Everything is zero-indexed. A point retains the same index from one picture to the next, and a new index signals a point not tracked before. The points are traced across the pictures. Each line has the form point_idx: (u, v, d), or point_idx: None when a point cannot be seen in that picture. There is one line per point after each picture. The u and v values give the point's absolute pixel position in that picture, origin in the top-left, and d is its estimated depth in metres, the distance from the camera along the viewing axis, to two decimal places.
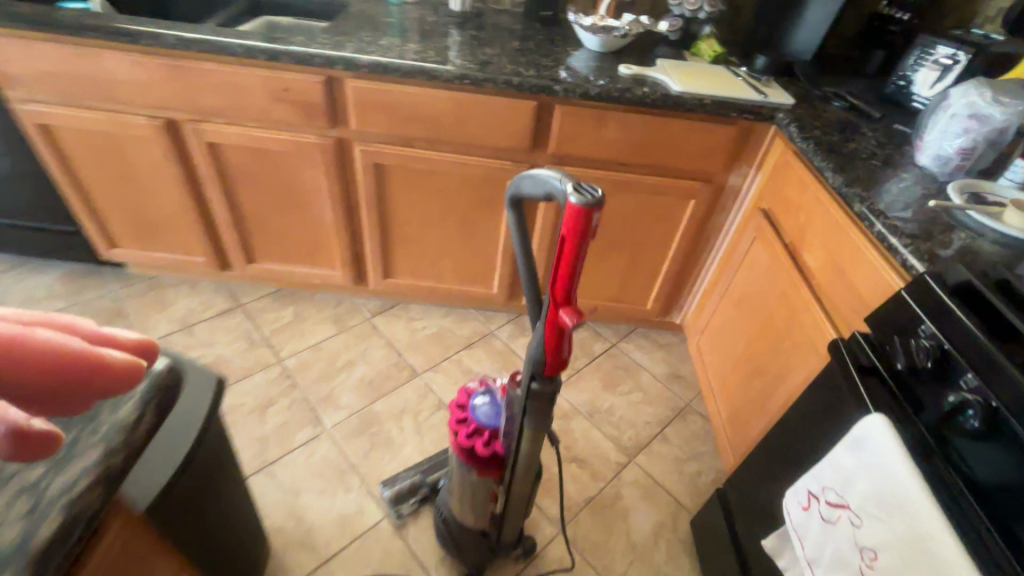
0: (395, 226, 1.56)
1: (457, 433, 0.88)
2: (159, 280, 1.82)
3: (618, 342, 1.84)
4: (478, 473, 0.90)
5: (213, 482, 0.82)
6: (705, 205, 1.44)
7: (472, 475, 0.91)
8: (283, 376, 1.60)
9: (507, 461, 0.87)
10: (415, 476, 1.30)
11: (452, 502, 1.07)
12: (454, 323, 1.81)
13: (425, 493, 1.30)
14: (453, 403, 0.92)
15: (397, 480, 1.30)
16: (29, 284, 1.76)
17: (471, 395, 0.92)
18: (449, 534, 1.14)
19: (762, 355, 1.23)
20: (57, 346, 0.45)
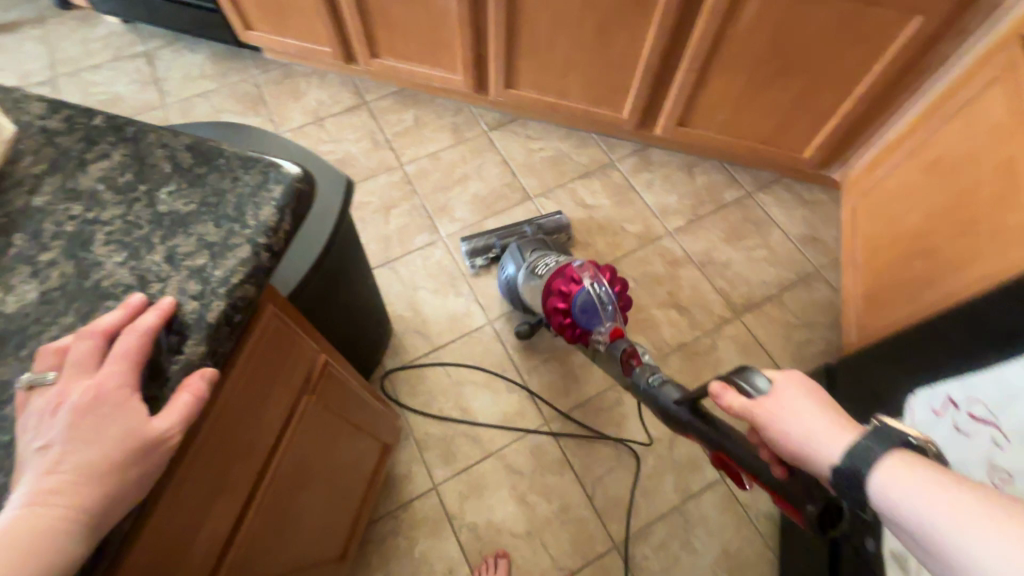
0: (524, 27, 1.36)
1: (560, 314, 1.04)
2: (292, 68, 1.83)
3: (755, 192, 1.61)
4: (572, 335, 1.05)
5: (346, 260, 0.92)
6: (937, 27, 1.08)
7: (565, 337, 1.06)
8: (404, 181, 1.63)
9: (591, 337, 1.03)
10: (491, 238, 1.44)
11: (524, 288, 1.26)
12: (573, 148, 1.68)
13: (497, 253, 1.45)
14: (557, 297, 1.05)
15: (475, 238, 1.45)
16: (185, 62, 1.87)
17: (573, 294, 1.03)
18: (512, 292, 1.34)
19: (942, 236, 1.04)
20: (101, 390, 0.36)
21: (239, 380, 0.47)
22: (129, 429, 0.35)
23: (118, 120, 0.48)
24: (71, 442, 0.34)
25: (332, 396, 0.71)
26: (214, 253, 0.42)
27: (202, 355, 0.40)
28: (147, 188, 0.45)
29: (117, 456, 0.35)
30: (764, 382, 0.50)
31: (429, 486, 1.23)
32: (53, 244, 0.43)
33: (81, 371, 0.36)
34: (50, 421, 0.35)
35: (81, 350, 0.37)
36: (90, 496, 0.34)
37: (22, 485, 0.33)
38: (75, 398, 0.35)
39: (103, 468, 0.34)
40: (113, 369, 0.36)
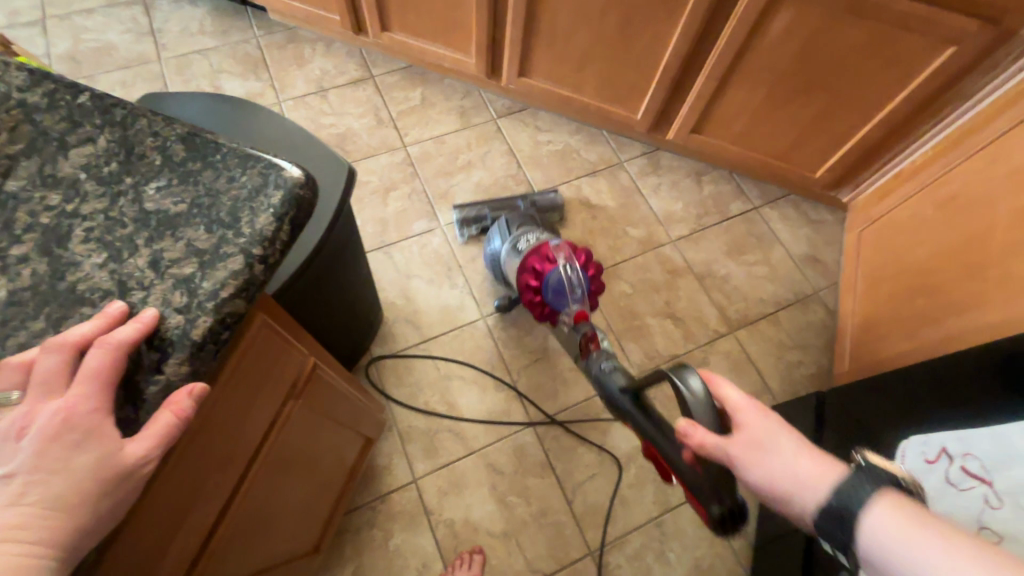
0: (544, 15, 1.31)
1: (531, 291, 1.10)
2: (298, 33, 1.75)
3: (762, 207, 1.59)
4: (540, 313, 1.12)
5: (343, 249, 0.89)
6: (969, 60, 1.05)
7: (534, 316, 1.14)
8: (406, 163, 1.58)
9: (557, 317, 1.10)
10: (483, 209, 1.45)
11: (508, 264, 1.25)
12: (581, 144, 1.64)
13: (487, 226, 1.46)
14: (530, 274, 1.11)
15: (467, 207, 1.46)
16: (184, 15, 1.78)
17: (545, 273, 1.09)
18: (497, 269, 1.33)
19: (949, 275, 1.03)
20: (70, 414, 0.33)
21: (220, 393, 0.44)
22: (101, 457, 0.33)
23: (107, 100, 0.44)
24: (36, 472, 0.32)
25: (318, 397, 0.68)
26: (204, 262, 0.39)
27: (183, 375, 0.37)
28: (133, 181, 0.41)
29: (86, 487, 0.32)
30: (697, 382, 0.55)
31: (408, 479, 1.22)
32: (25, 237, 0.39)
33: (48, 390, 0.33)
34: (14, 446, 0.32)
35: (46, 367, 0.34)
36: (56, 527, 0.31)
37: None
38: (41, 424, 0.32)
39: (72, 500, 0.32)
40: (84, 391, 0.34)
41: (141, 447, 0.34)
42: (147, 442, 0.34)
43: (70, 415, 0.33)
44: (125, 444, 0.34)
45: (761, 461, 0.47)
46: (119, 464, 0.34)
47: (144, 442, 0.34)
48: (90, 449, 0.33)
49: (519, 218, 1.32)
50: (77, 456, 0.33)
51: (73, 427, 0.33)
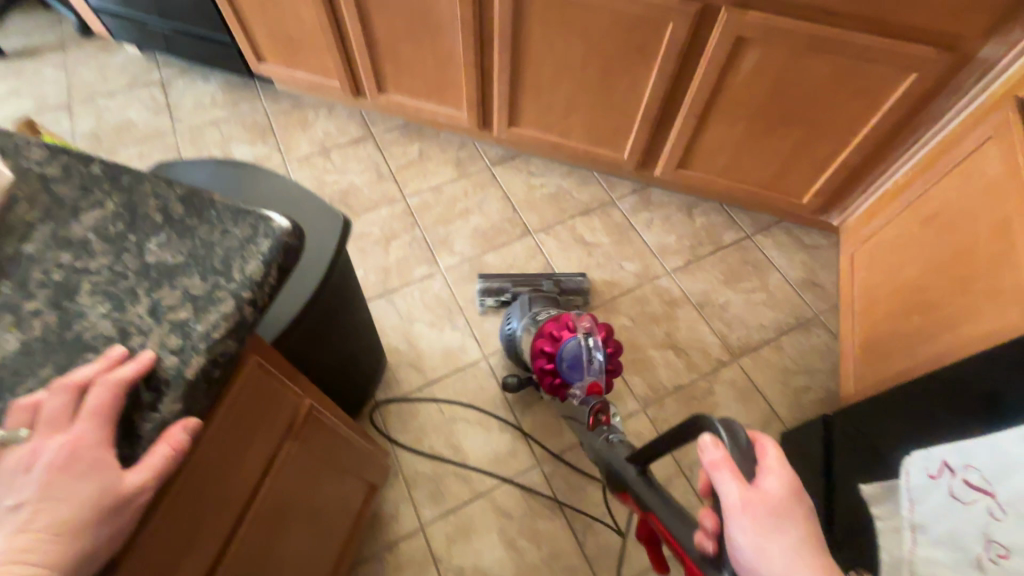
0: (528, 69, 1.40)
1: (544, 361, 1.07)
2: (302, 100, 1.87)
3: (754, 234, 1.62)
4: (549, 383, 1.08)
5: (342, 296, 0.92)
6: (932, 84, 1.10)
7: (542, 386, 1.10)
8: (406, 213, 1.64)
9: (568, 391, 1.06)
10: (506, 283, 1.46)
11: (525, 336, 1.23)
12: (573, 185, 1.70)
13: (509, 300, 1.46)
14: (546, 342, 1.08)
15: (491, 279, 1.48)
16: (198, 90, 1.92)
17: (563, 343, 1.06)
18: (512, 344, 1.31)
19: (940, 290, 1.04)
20: (75, 447, 0.35)
21: (216, 433, 0.47)
22: (103, 486, 0.35)
23: (116, 167, 0.49)
24: (43, 502, 0.34)
25: (316, 439, 0.70)
26: (198, 307, 0.42)
27: (176, 413, 0.39)
28: (137, 237, 0.46)
29: (87, 515, 0.34)
30: (741, 436, 0.46)
31: (415, 526, 1.20)
32: (38, 293, 0.43)
33: (53, 426, 0.36)
34: (21, 479, 0.34)
35: (52, 406, 0.36)
36: (61, 556, 0.33)
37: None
38: (48, 457, 0.35)
39: (74, 527, 0.34)
40: (88, 426, 0.36)
41: (140, 477, 0.36)
42: (145, 473, 0.37)
43: (75, 448, 0.35)
44: (125, 474, 0.36)
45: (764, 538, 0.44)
46: (119, 494, 0.36)
47: (142, 473, 0.37)
48: (91, 480, 0.35)
49: (543, 298, 1.32)
50: (79, 486, 0.35)
51: (76, 460, 0.35)
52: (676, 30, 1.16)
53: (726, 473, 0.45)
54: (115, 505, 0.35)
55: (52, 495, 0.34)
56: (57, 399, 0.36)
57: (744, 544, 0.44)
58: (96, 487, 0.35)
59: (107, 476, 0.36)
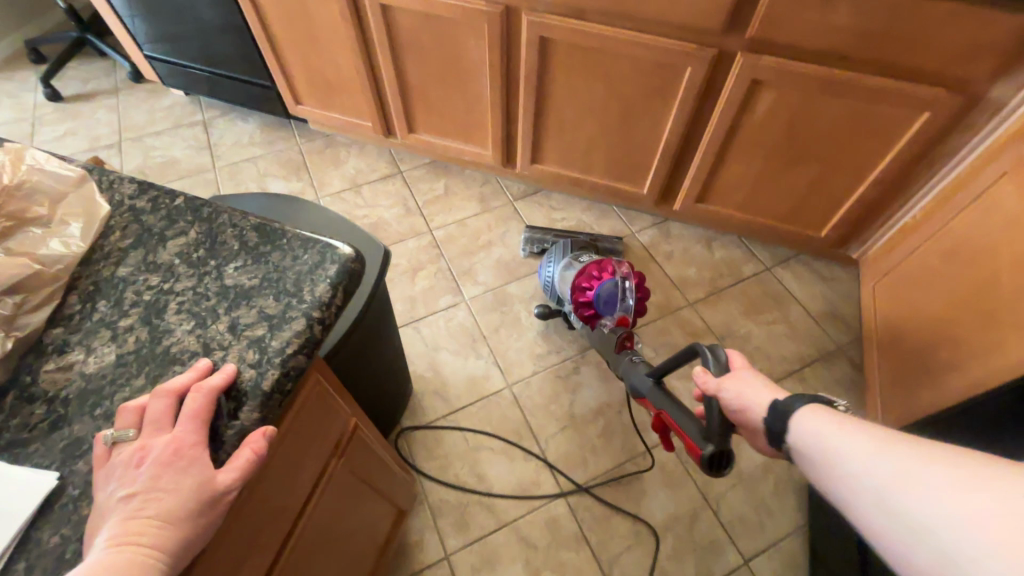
0: (552, 110, 1.47)
1: (581, 292, 1.24)
2: (335, 139, 1.98)
3: (773, 267, 1.64)
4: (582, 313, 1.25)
5: (378, 323, 0.96)
6: (945, 123, 1.14)
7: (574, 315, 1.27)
8: (432, 245, 1.71)
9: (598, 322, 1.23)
10: (549, 235, 1.64)
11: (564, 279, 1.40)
12: (594, 219, 1.75)
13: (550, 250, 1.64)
14: (585, 278, 1.24)
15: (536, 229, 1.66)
16: (237, 130, 2.04)
17: (600, 280, 1.22)
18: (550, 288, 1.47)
19: (966, 323, 1.05)
20: (177, 446, 0.40)
21: (278, 443, 0.50)
22: (200, 481, 0.39)
23: (197, 201, 0.55)
24: (150, 493, 0.38)
25: (357, 459, 0.73)
26: (272, 325, 0.46)
27: (255, 420, 0.43)
28: (217, 262, 0.50)
29: (186, 507, 0.38)
30: (722, 355, 0.72)
31: (440, 556, 1.20)
32: (131, 311, 0.47)
33: (158, 427, 0.40)
34: (131, 473, 0.38)
35: (156, 409, 0.41)
36: (165, 541, 0.37)
37: (104, 531, 0.36)
38: (156, 453, 0.39)
39: (176, 517, 0.38)
40: (187, 427, 0.40)
41: (230, 474, 0.40)
42: (234, 470, 0.40)
43: (177, 447, 0.40)
44: (217, 472, 0.40)
45: (743, 395, 0.67)
46: (213, 490, 0.39)
47: (232, 471, 0.40)
48: (189, 474, 0.39)
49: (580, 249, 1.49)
50: (180, 481, 0.39)
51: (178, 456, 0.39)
52: (694, 74, 1.23)
53: (709, 377, 0.72)
54: (210, 499, 0.39)
55: (157, 488, 0.38)
56: (161, 402, 0.41)
57: (730, 398, 0.69)
58: (193, 482, 0.39)
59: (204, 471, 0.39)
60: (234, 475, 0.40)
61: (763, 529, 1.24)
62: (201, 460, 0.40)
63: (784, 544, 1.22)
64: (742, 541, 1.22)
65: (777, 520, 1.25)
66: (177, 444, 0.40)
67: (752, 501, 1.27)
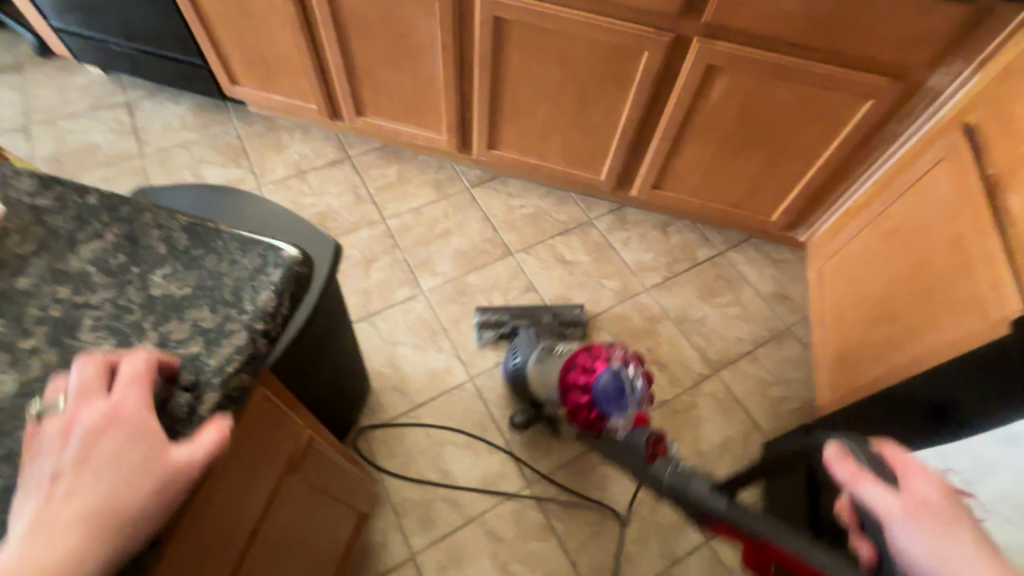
0: (508, 94, 1.43)
1: (578, 394, 0.98)
2: (276, 122, 1.85)
3: (726, 251, 1.68)
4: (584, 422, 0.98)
5: (330, 323, 0.91)
6: (886, 110, 1.19)
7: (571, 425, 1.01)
8: (386, 235, 1.63)
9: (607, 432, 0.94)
10: (505, 314, 1.45)
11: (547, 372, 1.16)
12: (552, 206, 1.73)
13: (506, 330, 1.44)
14: (576, 376, 1.00)
15: (488, 311, 1.46)
16: (166, 112, 1.87)
17: (594, 373, 0.97)
18: (516, 380, 1.27)
19: (903, 300, 1.10)
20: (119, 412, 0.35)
21: (223, 467, 0.45)
22: (147, 456, 0.34)
23: (114, 198, 0.48)
24: (85, 469, 0.33)
25: (313, 471, 0.68)
26: (209, 341, 0.41)
27: (212, 404, 0.39)
28: (140, 270, 0.44)
29: (130, 486, 0.33)
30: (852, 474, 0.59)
31: (406, 556, 1.17)
32: (36, 330, 0.41)
33: (87, 396, 0.35)
34: (63, 446, 0.34)
35: (84, 376, 0.36)
36: (100, 524, 0.32)
37: (30, 510, 0.32)
38: (86, 424, 0.34)
39: (115, 496, 0.33)
40: (130, 393, 0.36)
41: (185, 452, 0.35)
42: (192, 447, 0.36)
43: (120, 414, 0.35)
44: (170, 448, 0.35)
45: None
46: (161, 468, 0.34)
47: (187, 446, 0.36)
48: (135, 446, 0.34)
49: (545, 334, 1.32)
50: (122, 453, 0.34)
51: (121, 424, 0.35)
52: (651, 58, 1.22)
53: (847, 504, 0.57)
54: (159, 477, 0.34)
55: (95, 462, 0.33)
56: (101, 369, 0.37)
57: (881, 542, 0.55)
58: (139, 456, 0.34)
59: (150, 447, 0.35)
60: (191, 450, 0.35)
61: None
62: (149, 430, 0.35)
63: None
64: None
65: (734, 497, 1.30)
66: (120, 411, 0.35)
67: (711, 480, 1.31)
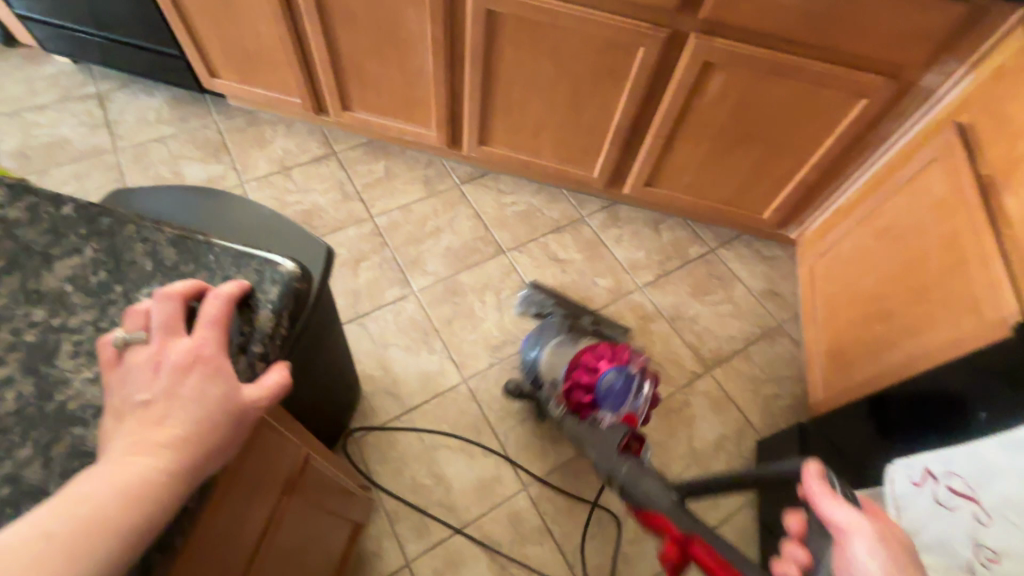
0: (500, 89, 1.40)
1: (581, 375, 1.06)
2: (258, 116, 1.78)
3: (718, 248, 1.68)
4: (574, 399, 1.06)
5: (320, 331, 0.87)
6: (880, 109, 1.19)
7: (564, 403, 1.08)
8: (374, 234, 1.59)
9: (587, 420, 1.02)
10: (551, 299, 1.48)
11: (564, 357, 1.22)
12: (544, 203, 1.71)
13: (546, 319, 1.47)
14: (590, 361, 1.07)
15: (540, 291, 1.50)
16: (140, 105, 1.79)
17: (607, 370, 1.04)
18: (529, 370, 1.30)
19: (897, 300, 1.11)
20: (198, 348, 0.37)
21: (228, 486, 0.44)
22: (225, 394, 0.37)
23: (93, 208, 0.44)
24: (171, 399, 0.35)
25: (310, 489, 0.65)
26: None
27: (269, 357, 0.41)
28: (124, 288, 0.41)
29: (211, 419, 0.36)
30: None
31: (401, 563, 1.15)
32: (7, 357, 0.37)
33: (173, 332, 0.38)
34: (149, 375, 0.36)
35: (168, 311, 0.38)
36: (184, 456, 0.34)
37: (123, 435, 0.34)
38: (174, 359, 0.36)
39: (196, 432, 0.35)
40: (206, 334, 0.38)
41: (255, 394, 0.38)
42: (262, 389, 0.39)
43: (198, 351, 0.37)
44: (243, 387, 0.38)
45: None
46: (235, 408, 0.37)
47: (260, 388, 0.39)
48: (213, 380, 0.37)
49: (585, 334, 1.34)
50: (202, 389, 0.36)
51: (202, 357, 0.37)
52: (646, 54, 1.20)
53: None
54: (235, 416, 0.37)
55: (179, 398, 0.36)
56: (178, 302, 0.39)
57: None
58: (216, 397, 0.36)
59: (223, 395, 0.37)
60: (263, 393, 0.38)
61: (717, 504, 1.29)
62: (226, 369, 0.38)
63: (736, 517, 1.28)
64: (698, 517, 1.27)
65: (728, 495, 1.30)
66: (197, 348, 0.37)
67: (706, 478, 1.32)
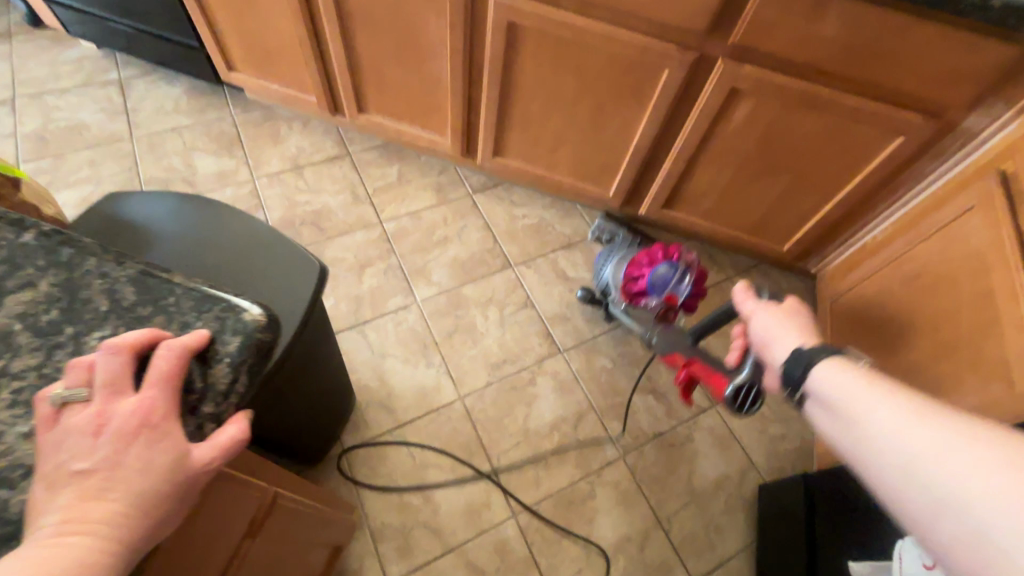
0: (517, 101, 1.36)
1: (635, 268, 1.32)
2: (274, 112, 1.77)
3: (734, 277, 1.62)
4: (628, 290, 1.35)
5: (311, 349, 0.84)
6: (918, 147, 1.12)
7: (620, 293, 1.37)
8: (381, 239, 1.57)
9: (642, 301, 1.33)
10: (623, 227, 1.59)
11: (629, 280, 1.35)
12: (556, 218, 1.66)
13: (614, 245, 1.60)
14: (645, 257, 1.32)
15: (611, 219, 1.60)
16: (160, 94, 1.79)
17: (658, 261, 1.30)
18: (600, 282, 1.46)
19: (920, 353, 1.05)
20: (143, 413, 0.35)
21: (173, 545, 0.41)
22: (171, 464, 0.35)
23: (55, 236, 0.41)
24: (110, 472, 0.34)
25: (280, 526, 0.62)
26: None
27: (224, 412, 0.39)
28: (72, 332, 0.39)
29: (152, 492, 0.34)
30: None
31: None
32: None
33: (117, 392, 0.36)
34: (89, 442, 0.34)
35: (111, 369, 0.36)
36: (118, 535, 0.33)
37: (55, 508, 0.33)
38: (117, 426, 0.35)
39: (135, 507, 0.34)
40: (153, 394, 0.36)
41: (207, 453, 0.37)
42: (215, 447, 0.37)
43: (142, 416, 0.35)
44: (191, 449, 0.36)
45: None
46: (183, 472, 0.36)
47: (211, 449, 0.37)
48: (158, 447, 0.35)
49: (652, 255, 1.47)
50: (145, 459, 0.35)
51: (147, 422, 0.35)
52: (671, 77, 1.15)
53: None
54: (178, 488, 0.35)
55: (118, 471, 0.34)
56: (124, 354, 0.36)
57: None
58: (159, 470, 0.35)
59: (167, 468, 0.35)
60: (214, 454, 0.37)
61: (713, 548, 1.24)
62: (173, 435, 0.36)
63: (732, 564, 1.22)
64: (692, 560, 1.22)
65: (725, 539, 1.25)
66: (141, 413, 0.35)
67: (703, 519, 1.27)
